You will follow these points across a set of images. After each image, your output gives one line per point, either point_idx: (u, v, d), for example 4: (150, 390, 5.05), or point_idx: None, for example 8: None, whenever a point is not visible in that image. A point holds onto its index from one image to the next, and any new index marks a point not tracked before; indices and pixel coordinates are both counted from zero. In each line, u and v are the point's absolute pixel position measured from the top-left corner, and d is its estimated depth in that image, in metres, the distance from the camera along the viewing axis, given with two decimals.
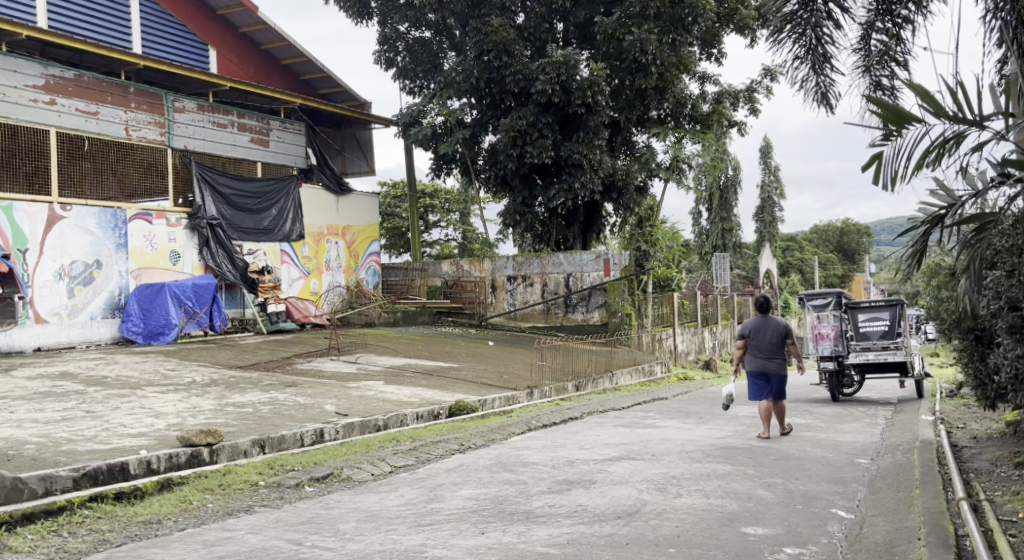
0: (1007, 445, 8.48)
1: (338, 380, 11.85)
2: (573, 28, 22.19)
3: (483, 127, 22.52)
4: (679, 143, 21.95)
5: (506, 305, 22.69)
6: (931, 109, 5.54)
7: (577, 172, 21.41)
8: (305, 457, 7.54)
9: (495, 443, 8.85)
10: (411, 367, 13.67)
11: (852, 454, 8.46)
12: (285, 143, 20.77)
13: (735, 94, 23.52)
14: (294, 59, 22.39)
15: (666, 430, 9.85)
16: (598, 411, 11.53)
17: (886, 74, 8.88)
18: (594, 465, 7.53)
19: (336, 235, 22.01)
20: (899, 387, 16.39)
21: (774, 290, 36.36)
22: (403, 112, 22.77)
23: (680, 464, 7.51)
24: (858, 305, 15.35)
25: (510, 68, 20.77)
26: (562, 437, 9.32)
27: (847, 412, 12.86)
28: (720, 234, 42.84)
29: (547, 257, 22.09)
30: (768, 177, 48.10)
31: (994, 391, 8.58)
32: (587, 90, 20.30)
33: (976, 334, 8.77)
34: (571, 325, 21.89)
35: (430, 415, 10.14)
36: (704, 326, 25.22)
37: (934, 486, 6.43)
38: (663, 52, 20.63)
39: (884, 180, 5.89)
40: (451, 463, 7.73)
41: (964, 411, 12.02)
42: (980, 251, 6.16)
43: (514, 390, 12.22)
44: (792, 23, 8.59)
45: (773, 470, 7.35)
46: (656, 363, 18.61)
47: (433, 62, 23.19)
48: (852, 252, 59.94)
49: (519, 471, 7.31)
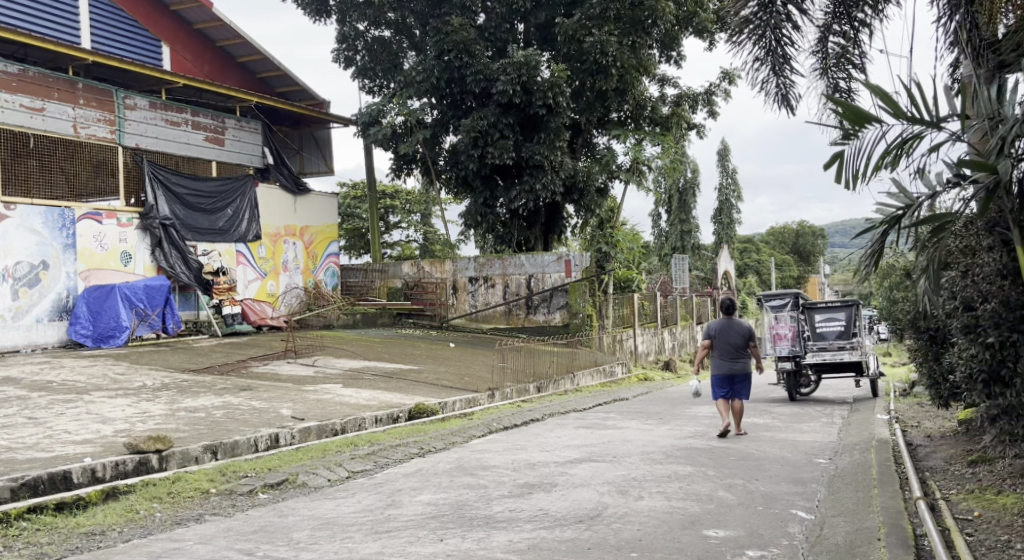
0: (961, 443, 8.62)
1: (294, 383, 11.62)
2: (533, 29, 22.22)
3: (443, 127, 22.40)
4: (639, 145, 22.02)
5: (467, 307, 22.57)
6: (889, 109, 5.58)
7: (538, 174, 21.34)
8: (259, 463, 7.35)
9: (455, 446, 8.74)
10: (371, 369, 13.47)
11: (810, 454, 8.51)
12: (240, 142, 20.38)
13: (694, 96, 23.65)
14: (250, 57, 22.00)
15: (627, 431, 9.83)
16: (559, 413, 11.47)
17: (842, 77, 9.04)
18: (555, 467, 7.46)
19: (294, 235, 21.67)
20: (855, 387, 16.64)
21: (731, 291, 36.78)
22: (363, 112, 22.47)
23: (640, 466, 7.48)
24: (814, 305, 15.54)
25: (471, 68, 20.64)
26: (523, 439, 9.24)
27: (804, 411, 12.98)
28: (679, 236, 43.22)
29: (508, 258, 21.98)
30: (725, 180, 48.64)
31: (948, 390, 8.71)
32: (548, 92, 20.29)
33: (930, 334, 8.95)
34: (533, 326, 21.84)
35: (389, 419, 9.98)
36: (664, 327, 25.37)
37: (891, 485, 6.48)
38: (623, 54, 20.70)
39: (845, 179, 5.92)
40: (410, 467, 7.59)
41: (918, 409, 12.21)
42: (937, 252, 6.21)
43: (475, 393, 12.10)
44: (751, 25, 8.63)
45: (733, 470, 7.35)
46: (616, 363, 18.64)
47: (393, 61, 22.95)
48: (807, 253, 60.90)
49: (480, 475, 7.21)
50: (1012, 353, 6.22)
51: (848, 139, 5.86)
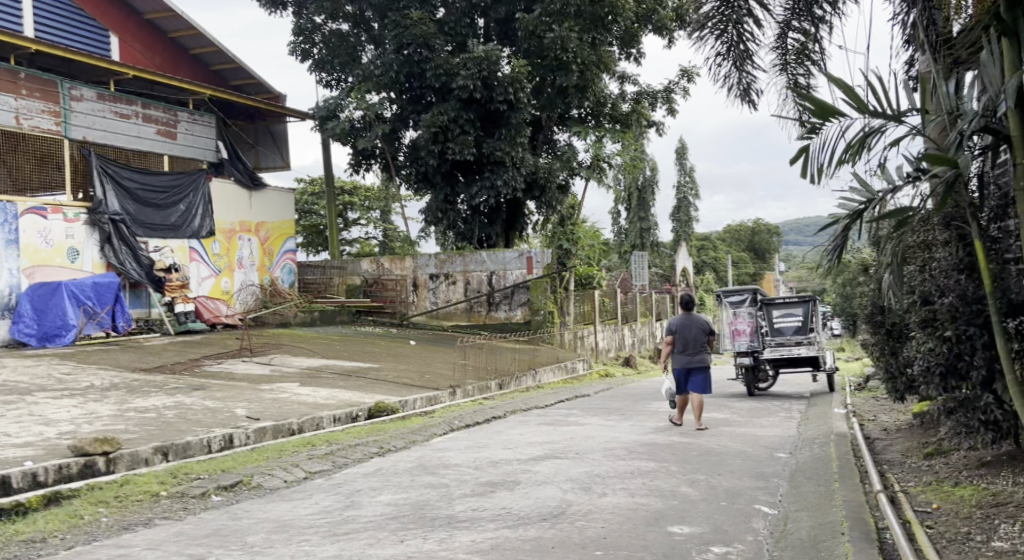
0: (917, 435, 8.72)
1: (250, 382, 11.35)
2: (493, 24, 22.09)
3: (403, 122, 22.15)
4: (599, 142, 22.00)
5: (428, 304, 22.41)
6: (853, 103, 5.57)
7: (499, 170, 21.24)
8: (212, 465, 7.11)
9: (415, 445, 8.58)
10: (330, 367, 13.23)
11: (771, 448, 8.52)
12: (192, 135, 19.87)
13: (653, 94, 23.73)
14: (204, 49, 21.53)
15: (590, 427, 9.77)
16: (521, 410, 11.38)
17: (801, 73, 9.11)
18: (517, 465, 7.35)
19: (249, 231, 21.23)
20: (812, 381, 16.83)
21: (689, 288, 37.11)
22: (319, 106, 22.06)
23: (603, 462, 7.41)
24: (772, 301, 15.77)
25: (430, 63, 20.42)
26: (484, 437, 9.12)
27: (763, 406, 13.08)
28: (639, 233, 43.48)
29: (469, 255, 21.79)
30: (683, 178, 49.09)
31: (904, 383, 8.82)
32: (509, 87, 20.20)
33: (887, 329, 9.04)
34: (494, 323, 21.70)
35: (348, 418, 9.78)
36: (625, 324, 25.46)
37: (851, 479, 6.51)
38: (584, 50, 20.70)
39: (811, 173, 5.90)
40: (369, 467, 7.42)
41: (874, 403, 12.37)
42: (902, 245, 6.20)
43: (436, 390, 11.95)
44: (712, 20, 8.63)
45: (696, 466, 7.33)
46: (577, 360, 18.63)
47: (351, 55, 22.62)
48: (762, 251, 61.76)
49: (441, 474, 7.07)
50: (969, 345, 6.28)
51: (813, 132, 5.85)
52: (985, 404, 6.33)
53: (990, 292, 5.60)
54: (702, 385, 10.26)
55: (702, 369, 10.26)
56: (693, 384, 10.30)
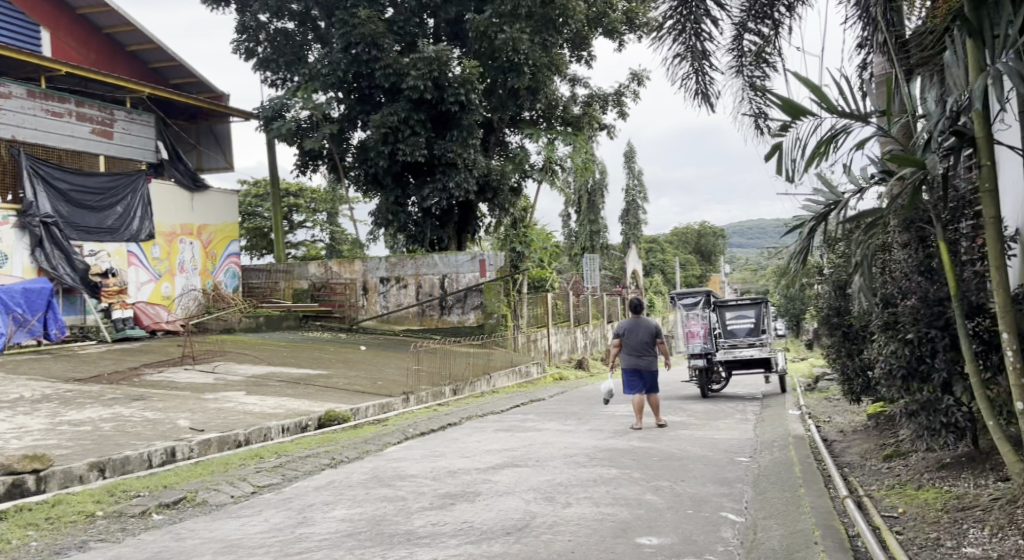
0: (873, 437, 8.75)
1: (192, 392, 10.86)
2: (443, 24, 21.80)
3: (351, 123, 21.72)
4: (551, 144, 21.89)
5: (378, 309, 21.99)
6: (821, 102, 5.49)
7: (450, 172, 21.03)
8: (153, 480, 6.70)
9: (368, 455, 8.27)
10: (277, 375, 12.78)
11: (731, 452, 8.43)
12: (130, 134, 19.12)
13: (604, 97, 23.71)
14: (141, 46, 20.78)
15: (547, 433, 9.57)
16: (475, 416, 11.13)
17: (757, 74, 9.11)
18: (476, 475, 7.11)
19: (191, 235, 20.53)
20: (764, 383, 16.94)
21: (639, 290, 37.33)
22: (266, 105, 21.54)
23: (565, 470, 7.22)
24: (725, 303, 15.83)
25: (380, 62, 20.03)
26: (440, 445, 8.86)
27: (717, 408, 13.06)
28: (589, 236, 43.61)
29: (421, 258, 21.44)
30: (632, 181, 49.41)
31: (862, 384, 8.84)
32: (460, 88, 19.97)
33: (844, 330, 9.06)
34: (447, 327, 21.41)
35: (297, 428, 9.41)
36: (577, 326, 25.41)
37: (816, 484, 6.44)
38: (535, 52, 20.59)
39: (785, 170, 5.86)
40: (321, 480, 7.10)
41: (827, 405, 12.43)
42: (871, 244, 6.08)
43: (389, 397, 11.62)
44: (671, 20, 8.54)
45: (658, 472, 7.18)
46: (532, 363, 18.47)
47: (297, 54, 22.15)
48: (708, 253, 62.60)
49: (398, 485, 6.79)
50: (931, 347, 6.22)
51: (785, 130, 5.80)
52: (946, 407, 6.30)
53: (954, 293, 5.55)
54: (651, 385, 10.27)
55: (651, 370, 10.23)
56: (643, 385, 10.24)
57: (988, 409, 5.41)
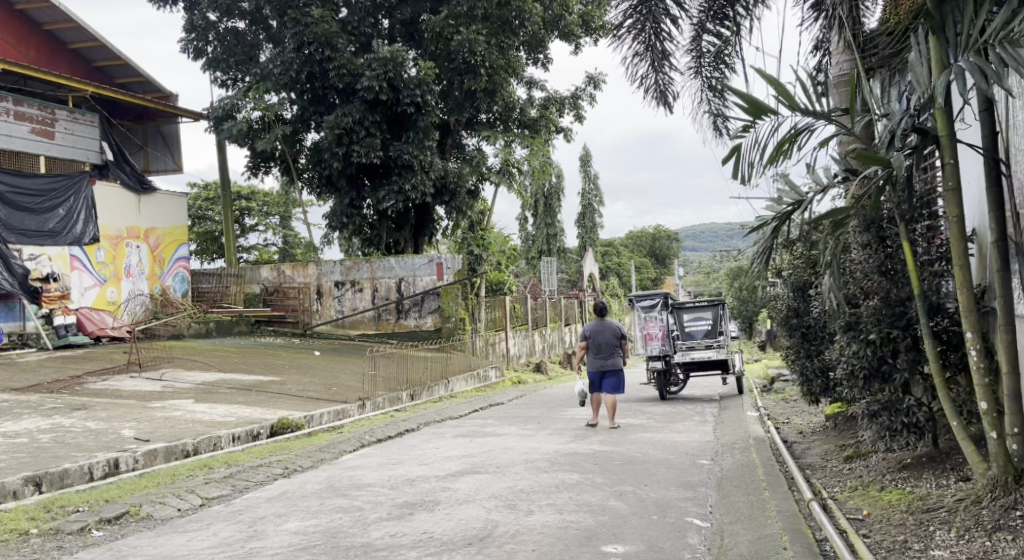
0: (833, 437, 8.76)
1: (138, 400, 10.44)
2: (398, 25, 21.50)
3: (304, 124, 21.32)
4: (508, 147, 21.76)
5: (333, 313, 21.67)
6: (785, 101, 5.42)
7: (407, 174, 20.75)
8: (94, 494, 6.36)
9: (324, 464, 8.00)
10: (227, 382, 12.38)
11: (692, 455, 8.36)
12: (72, 134, 18.46)
13: (561, 100, 23.63)
14: (85, 43, 20.13)
15: (508, 438, 9.40)
16: (434, 422, 10.91)
17: (716, 75, 9.12)
18: (435, 483, 6.89)
19: (138, 238, 19.90)
20: (721, 385, 17.02)
21: (596, 293, 37.44)
22: (215, 106, 21.09)
23: (526, 476, 7.04)
24: (682, 305, 16.12)
25: (333, 63, 19.63)
26: (398, 452, 8.62)
27: (677, 410, 13.01)
28: (545, 239, 43.62)
29: (377, 261, 21.05)
30: (587, 185, 49.58)
31: (822, 385, 8.87)
32: (416, 89, 19.74)
33: (803, 331, 9.09)
34: (403, 331, 21.04)
35: (248, 436, 9.08)
36: (535, 329, 25.32)
37: (780, 487, 6.38)
38: (492, 54, 20.44)
39: (742, 173, 5.80)
40: (273, 491, 6.82)
41: (785, 406, 12.48)
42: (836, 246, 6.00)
43: (344, 404, 11.33)
44: (632, 18, 8.45)
45: (621, 476, 7.04)
46: (490, 367, 18.29)
47: (248, 54, 21.69)
48: (663, 256, 63.17)
49: (354, 495, 6.54)
50: (892, 348, 6.20)
51: (744, 131, 5.75)
52: (907, 407, 6.30)
53: (917, 294, 5.53)
54: (616, 387, 10.17)
55: (617, 372, 10.12)
56: (607, 387, 10.17)
57: (952, 409, 5.37)
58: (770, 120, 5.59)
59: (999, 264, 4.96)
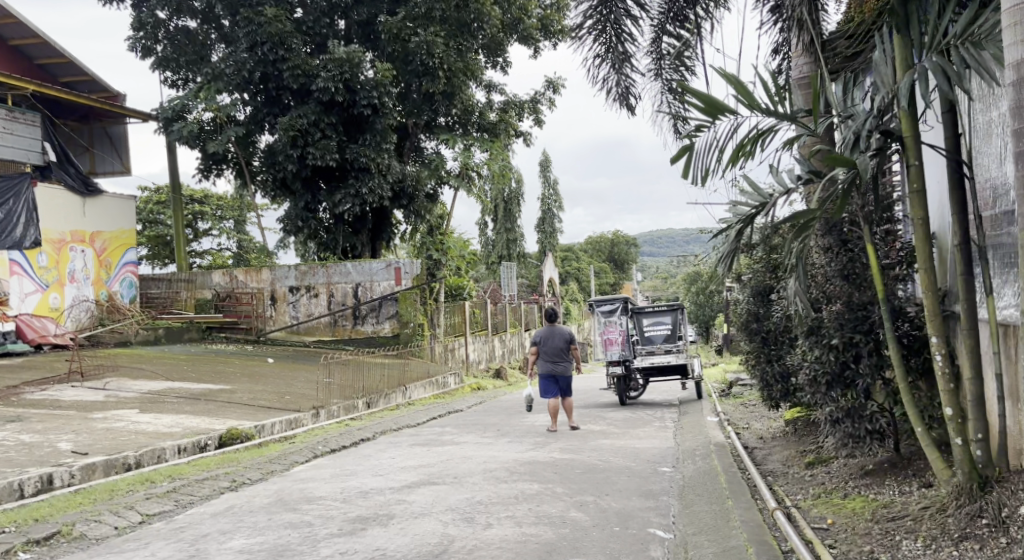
0: (793, 443, 8.69)
1: (78, 411, 9.97)
2: (355, 26, 21.18)
3: (258, 125, 20.88)
4: (468, 150, 21.58)
5: (288, 319, 21.22)
6: (745, 101, 5.31)
7: (364, 177, 20.40)
8: (24, 513, 5.97)
9: (274, 476, 7.68)
10: (175, 391, 11.94)
11: (653, 462, 8.21)
12: (14, 134, 17.74)
13: (520, 104, 23.37)
14: (28, 40, 19.42)
15: (466, 447, 9.17)
16: (391, 430, 10.64)
17: (675, 77, 9.06)
18: (390, 495, 6.64)
19: (83, 242, 19.23)
20: (681, 389, 16.96)
21: (556, 299, 37.41)
22: (163, 107, 20.40)
23: (484, 487, 6.82)
24: (641, 310, 16.04)
25: (287, 63, 19.26)
26: (351, 463, 8.34)
27: (636, 416, 12.90)
28: (505, 244, 43.58)
29: (333, 266, 20.63)
30: (547, 190, 49.60)
31: (781, 390, 8.80)
32: (373, 91, 19.47)
33: (762, 336, 9.03)
34: (360, 338, 20.64)
35: (195, 448, 8.71)
36: (494, 335, 25.13)
37: (743, 496, 6.26)
38: (450, 56, 20.21)
39: (692, 174, 5.69)
40: (219, 506, 6.50)
41: (744, 411, 12.44)
42: (800, 250, 5.89)
43: (297, 413, 10.99)
44: (593, 19, 8.30)
45: (582, 486, 6.87)
46: (449, 374, 18.06)
47: (199, 53, 21.14)
48: (621, 261, 63.49)
49: (304, 510, 6.27)
50: (855, 353, 6.13)
51: (700, 131, 5.64)
52: (870, 413, 6.23)
53: (881, 299, 5.43)
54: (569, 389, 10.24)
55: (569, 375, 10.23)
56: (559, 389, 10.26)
57: (918, 417, 5.28)
58: (729, 120, 5.47)
59: (963, 267, 4.91)
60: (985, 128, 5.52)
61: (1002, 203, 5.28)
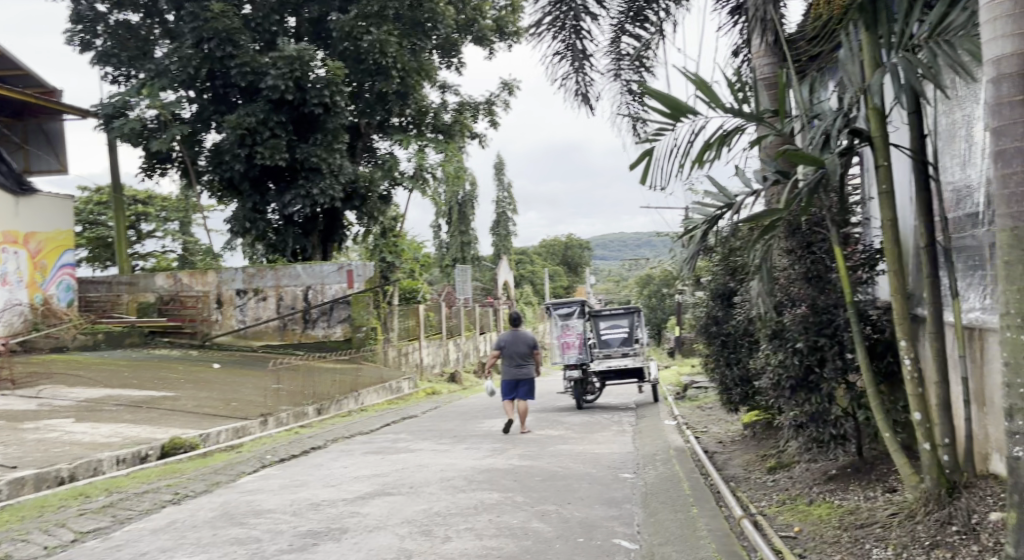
0: (753, 447, 8.61)
1: (9, 421, 9.42)
2: (306, 23, 20.81)
3: (204, 124, 20.27)
4: (422, 151, 21.24)
5: (234, 323, 20.61)
6: (706, 99, 5.17)
7: (314, 178, 19.93)
8: None
9: (219, 488, 7.31)
10: (115, 398, 11.41)
11: (613, 468, 8.05)
12: None
13: (475, 106, 23.14)
14: None
15: (421, 454, 8.90)
16: (343, 438, 10.30)
17: (635, 78, 8.91)
18: (342, 507, 6.35)
19: (16, 243, 18.37)
20: (638, 393, 16.86)
21: (510, 302, 37.25)
22: (104, 103, 19.77)
23: (442, 497, 6.57)
24: (599, 313, 16.01)
25: (235, 60, 18.82)
26: (302, 473, 8.01)
27: (594, 420, 12.75)
28: (459, 247, 43.33)
29: (281, 269, 20.09)
30: (501, 193, 49.43)
31: (742, 394, 8.71)
32: (324, 90, 19.04)
33: (722, 339, 8.93)
34: (310, 342, 20.10)
35: (134, 458, 8.28)
36: (449, 338, 24.80)
37: (708, 503, 6.15)
38: (404, 56, 19.92)
39: (653, 178, 5.55)
40: (159, 521, 6.13)
41: (702, 414, 12.38)
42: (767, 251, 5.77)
43: (244, 421, 10.58)
44: (551, 16, 8.13)
45: (543, 495, 6.66)
46: (403, 379, 17.70)
47: (142, 49, 20.43)
48: (575, 264, 63.59)
49: (252, 524, 5.94)
50: (820, 358, 6.03)
51: (661, 134, 5.50)
52: (834, 418, 6.14)
53: (848, 300, 5.33)
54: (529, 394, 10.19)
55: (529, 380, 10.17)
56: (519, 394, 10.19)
57: (886, 422, 5.17)
58: (692, 121, 5.33)
59: (930, 269, 4.81)
60: (948, 131, 5.46)
61: (966, 206, 5.22)
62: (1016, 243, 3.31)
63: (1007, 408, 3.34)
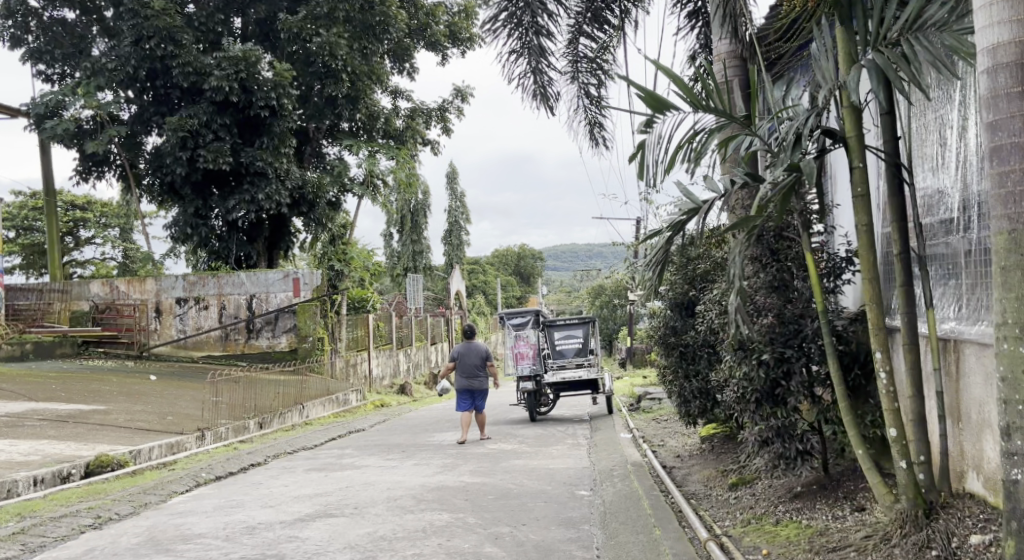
0: (712, 461, 8.35)
1: None
2: (253, 25, 20.23)
3: (143, 126, 19.49)
4: (372, 158, 20.69)
5: (174, 332, 19.80)
6: (684, 94, 4.87)
7: (260, 182, 19.23)
8: None
9: (147, 510, 6.77)
10: (39, 413, 10.68)
11: (569, 484, 7.71)
12: None
13: (427, 112, 22.86)
14: None
15: (367, 471, 8.43)
16: (284, 454, 9.77)
17: (592, 82, 8.63)
18: (280, 531, 5.87)
19: None
20: (592, 405, 16.57)
21: (462, 311, 36.83)
22: (35, 102, 18.91)
23: (388, 519, 6.15)
24: (553, 323, 15.58)
25: (177, 60, 18.06)
26: (239, 492, 7.49)
27: (548, 433, 12.40)
28: (411, 256, 42.73)
29: (224, 277, 19.35)
30: (454, 203, 48.98)
31: (701, 407, 8.43)
32: (271, 92, 18.44)
33: (681, 349, 8.63)
34: (254, 353, 19.39)
35: (56, 478, 7.66)
36: (399, 349, 24.25)
37: (671, 523, 5.86)
38: (354, 59, 19.46)
39: (647, 175, 5.29)
40: (75, 549, 5.58)
41: (657, 427, 12.13)
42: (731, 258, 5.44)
43: (180, 436, 9.97)
44: (507, 12, 7.81)
45: (496, 515, 6.28)
46: (351, 391, 17.15)
47: (78, 47, 19.54)
48: (527, 274, 63.58)
49: (179, 551, 5.44)
50: (786, 370, 5.73)
51: (648, 126, 5.18)
52: (801, 433, 5.90)
53: (819, 308, 5.05)
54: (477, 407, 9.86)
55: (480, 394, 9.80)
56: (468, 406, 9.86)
57: (858, 437, 4.89)
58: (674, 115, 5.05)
59: (905, 277, 4.54)
60: (920, 133, 5.28)
61: (939, 212, 5.01)
62: (1014, 247, 3.05)
63: (1003, 426, 3.11)
